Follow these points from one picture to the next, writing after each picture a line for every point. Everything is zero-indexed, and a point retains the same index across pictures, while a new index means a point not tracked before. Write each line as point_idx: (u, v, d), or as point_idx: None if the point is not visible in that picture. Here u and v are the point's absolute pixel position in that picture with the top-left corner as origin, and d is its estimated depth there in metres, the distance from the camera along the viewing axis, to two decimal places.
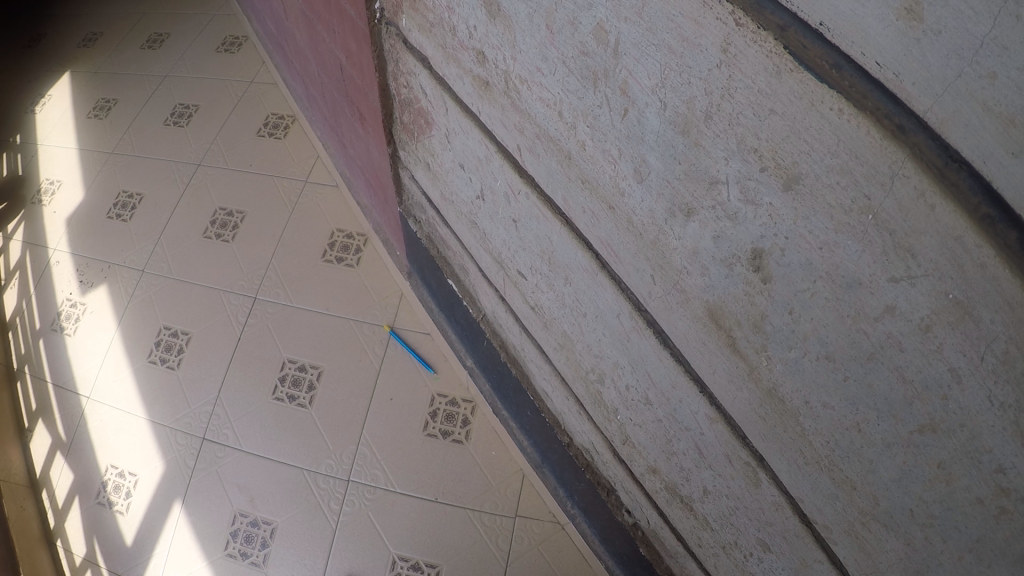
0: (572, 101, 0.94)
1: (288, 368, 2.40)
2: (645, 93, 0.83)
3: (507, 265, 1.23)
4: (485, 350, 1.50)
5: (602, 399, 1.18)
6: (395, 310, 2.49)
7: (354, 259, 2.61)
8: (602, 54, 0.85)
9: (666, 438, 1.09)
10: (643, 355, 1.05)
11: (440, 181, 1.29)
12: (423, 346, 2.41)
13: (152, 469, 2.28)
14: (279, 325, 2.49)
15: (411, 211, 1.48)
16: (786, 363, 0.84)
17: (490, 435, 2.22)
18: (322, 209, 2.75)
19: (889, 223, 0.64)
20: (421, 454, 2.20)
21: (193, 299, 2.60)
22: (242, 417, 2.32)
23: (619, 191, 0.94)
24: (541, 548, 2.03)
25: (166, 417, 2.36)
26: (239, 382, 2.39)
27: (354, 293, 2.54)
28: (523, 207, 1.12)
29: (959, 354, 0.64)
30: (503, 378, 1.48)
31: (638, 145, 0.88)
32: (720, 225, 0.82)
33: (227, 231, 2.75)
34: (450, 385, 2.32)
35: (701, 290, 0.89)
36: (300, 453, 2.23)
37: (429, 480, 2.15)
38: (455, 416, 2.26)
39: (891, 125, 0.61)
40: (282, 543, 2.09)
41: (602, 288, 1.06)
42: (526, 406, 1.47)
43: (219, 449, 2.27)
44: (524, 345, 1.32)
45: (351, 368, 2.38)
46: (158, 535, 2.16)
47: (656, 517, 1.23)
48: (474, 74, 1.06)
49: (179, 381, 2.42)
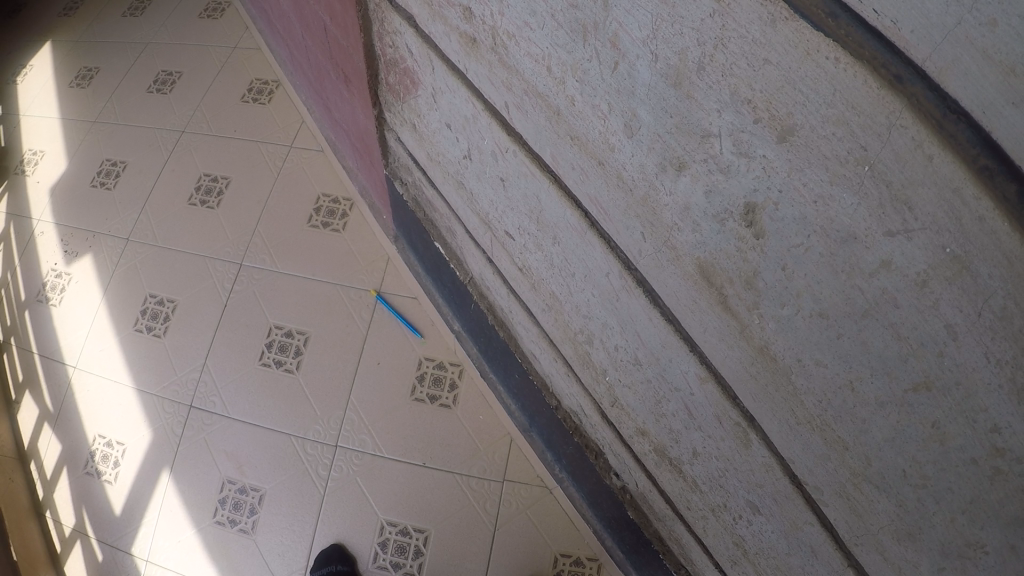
0: (561, 56, 0.91)
1: (275, 334, 2.38)
2: (637, 45, 0.80)
3: (496, 224, 1.20)
4: (472, 313, 1.47)
5: (592, 360, 1.16)
6: (381, 275, 2.46)
7: (340, 224, 2.58)
8: (591, 6, 0.82)
9: (656, 399, 1.07)
10: (632, 314, 1.03)
11: (427, 143, 1.26)
12: (410, 310, 2.38)
13: (140, 437, 2.27)
14: (265, 291, 2.47)
15: (397, 173, 1.45)
16: (778, 321, 0.82)
17: (477, 397, 2.21)
18: (307, 174, 2.71)
19: (885, 174, 0.62)
20: (409, 419, 2.19)
21: (179, 267, 2.57)
22: (229, 384, 2.31)
23: (610, 147, 0.92)
24: (529, 513, 2.02)
25: (153, 385, 2.35)
26: (227, 349, 2.37)
27: (341, 257, 2.51)
28: (512, 167, 1.09)
29: (956, 310, 0.62)
30: (489, 342, 1.45)
31: (629, 99, 0.85)
32: (712, 178, 0.80)
33: (211, 198, 2.72)
34: (436, 349, 2.31)
35: (693, 246, 0.87)
36: (287, 419, 2.22)
37: (417, 445, 2.14)
38: (442, 380, 2.24)
39: (889, 75, 0.59)
40: (271, 510, 2.09)
41: (591, 247, 1.04)
42: (514, 368, 1.43)
43: (207, 416, 2.26)
44: (511, 307, 1.29)
45: (338, 333, 2.36)
46: (147, 502, 2.16)
47: (645, 480, 1.22)
48: (461, 31, 1.03)
49: (165, 349, 2.41)
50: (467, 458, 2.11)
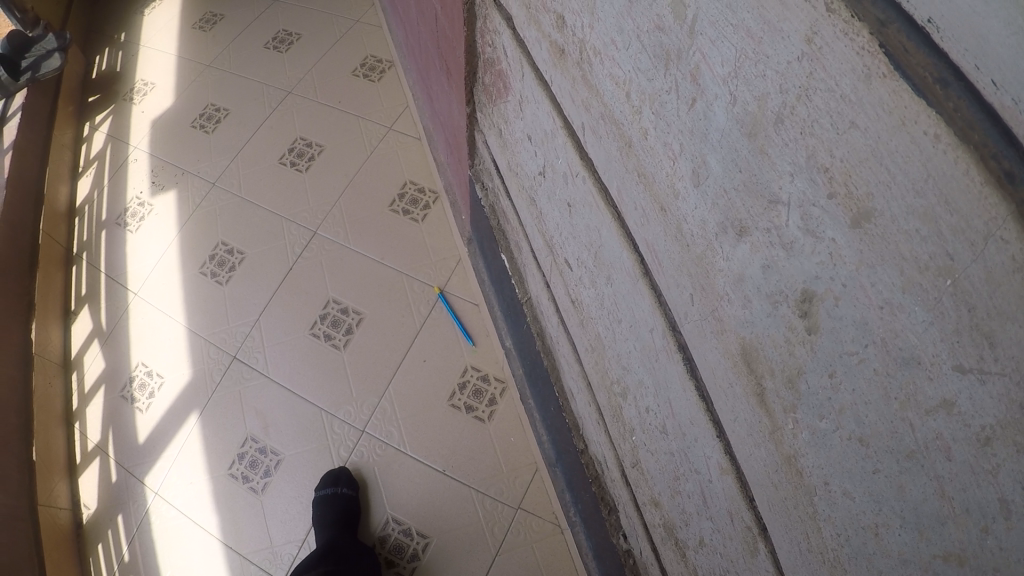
0: (642, 83, 0.78)
1: (332, 308, 2.38)
2: (716, 83, 0.65)
3: (557, 250, 1.11)
4: (524, 332, 1.38)
5: (622, 414, 1.04)
6: (448, 275, 2.40)
7: (419, 213, 2.54)
8: (677, 30, 0.68)
9: (675, 474, 0.95)
10: (668, 378, 0.90)
11: (509, 152, 1.21)
12: (469, 316, 2.30)
13: (180, 375, 2.34)
14: (332, 263, 2.48)
15: (480, 177, 1.40)
16: (812, 433, 0.68)
17: (509, 421, 2.10)
18: (400, 158, 2.70)
19: (969, 296, 0.42)
20: (439, 423, 2.12)
21: (260, 222, 2.63)
22: (277, 343, 2.34)
23: (675, 193, 0.78)
24: (534, 548, 1.91)
25: (203, 329, 2.41)
26: (282, 311, 2.40)
27: (414, 247, 2.47)
28: (580, 193, 1.00)
29: (1017, 484, 0.44)
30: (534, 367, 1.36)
31: (701, 143, 0.70)
32: (773, 252, 0.65)
33: (302, 162, 2.77)
34: (483, 361, 2.22)
35: (739, 323, 0.73)
36: (318, 390, 2.22)
37: (441, 450, 2.07)
38: (482, 393, 2.15)
39: (997, 170, 0.38)
40: (286, 477, 2.11)
41: (641, 297, 0.91)
42: (552, 400, 1.32)
43: (247, 371, 2.30)
44: (559, 337, 1.20)
45: (393, 318, 2.33)
46: (172, 438, 2.22)
47: (649, 554, 1.09)
48: (553, 40, 0.95)
49: (224, 296, 2.47)
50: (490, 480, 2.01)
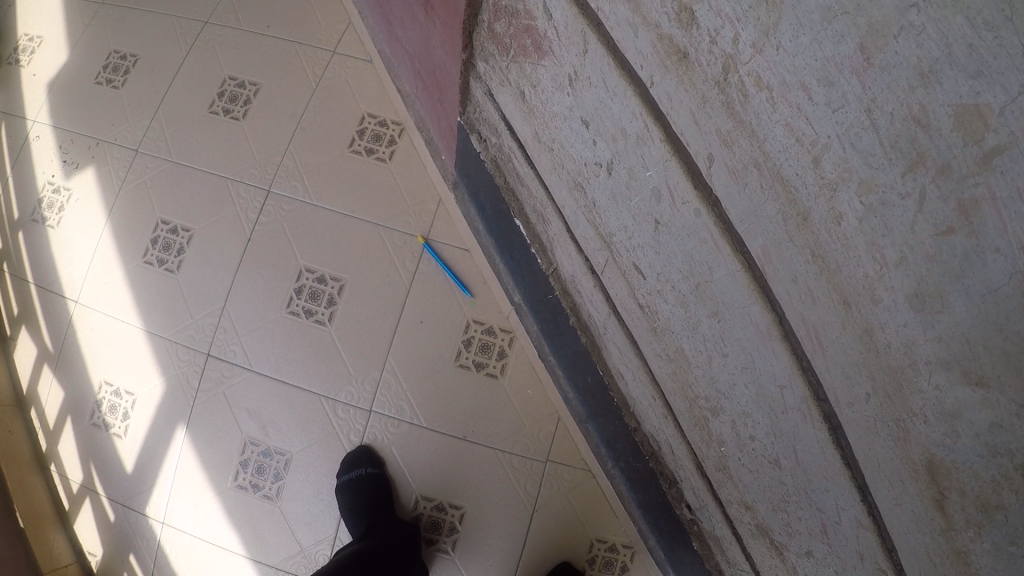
0: (847, 161, 0.54)
1: (305, 279, 1.64)
2: (1004, 234, 0.46)
3: (615, 250, 0.95)
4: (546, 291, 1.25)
5: (708, 426, 0.99)
6: (431, 220, 1.66)
7: (386, 151, 1.73)
8: (954, 144, 0.45)
9: (782, 497, 0.93)
10: (796, 431, 0.82)
11: (538, 121, 0.98)
12: (457, 263, 1.62)
13: (154, 384, 1.64)
14: (296, 225, 1.68)
15: (476, 126, 1.19)
16: (1000, 552, 0.64)
17: (529, 376, 1.56)
18: (352, 88, 1.79)
19: None
20: (449, 395, 1.55)
21: (193, 183, 1.75)
22: (249, 334, 1.62)
23: (874, 299, 0.60)
24: (571, 498, 1.50)
25: (164, 327, 1.66)
26: (251, 274, 1.66)
27: (382, 193, 1.69)
28: (671, 211, 0.79)
29: None
30: (560, 330, 1.26)
31: (947, 279, 0.52)
32: (1012, 412, 0.54)
33: (237, 107, 1.81)
34: (485, 311, 1.59)
35: (932, 443, 0.64)
36: (296, 371, 1.59)
37: (456, 417, 1.54)
38: (490, 346, 1.57)
39: None
40: (300, 477, 1.55)
41: (773, 354, 0.77)
42: (589, 367, 1.25)
43: (225, 366, 1.62)
44: (608, 325, 1.09)
45: (362, 255, 1.65)
46: (162, 454, 1.60)
47: (726, 533, 1.14)
48: (666, 34, 0.65)
49: (181, 287, 1.68)
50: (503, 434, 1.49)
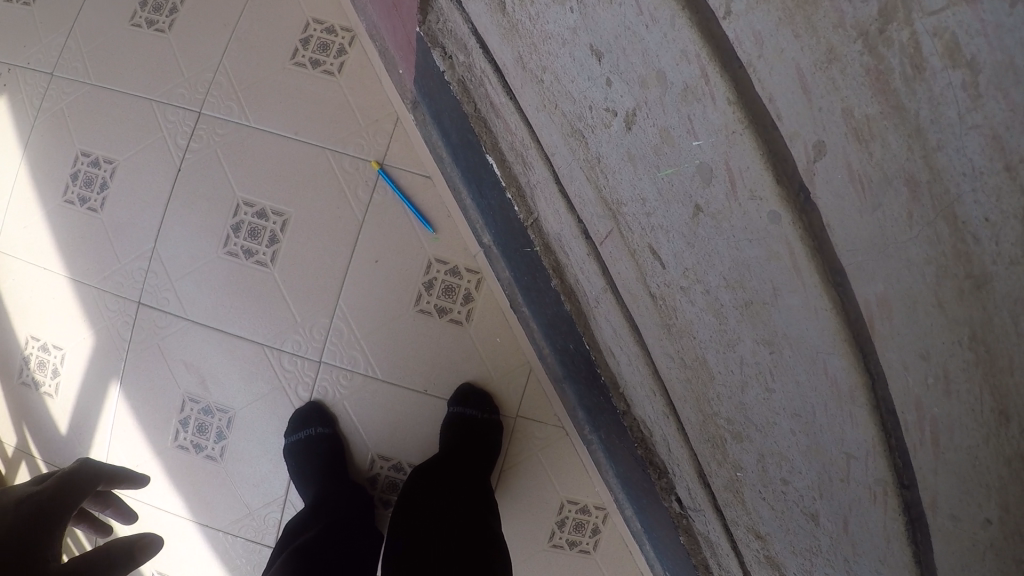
0: None
1: (243, 214, 1.31)
2: None
3: (622, 227, 0.68)
4: (520, 241, 0.99)
5: (726, 449, 0.79)
6: (389, 140, 1.28)
7: (335, 62, 1.32)
8: None
9: (812, 549, 0.74)
10: (858, 501, 0.61)
11: (521, 36, 0.67)
12: (415, 191, 1.26)
13: (82, 338, 1.36)
14: (237, 150, 1.32)
15: (438, 37, 0.88)
16: None
17: (500, 324, 1.26)
18: None
19: None
20: (408, 348, 1.26)
21: (115, 107, 1.38)
22: (182, 280, 1.32)
23: None
24: (536, 451, 1.34)
25: (92, 278, 1.36)
26: (188, 204, 1.33)
27: (331, 114, 1.30)
28: (723, 203, 0.51)
29: None
30: (539, 287, 1.02)
31: None
32: None
33: (162, 18, 1.39)
34: (451, 248, 1.26)
35: None
36: (233, 321, 1.30)
37: (417, 364, 1.27)
38: (457, 291, 1.26)
39: None
40: (245, 438, 1.30)
41: (847, 411, 0.55)
42: (567, 331, 1.02)
43: (160, 317, 1.33)
44: (601, 300, 0.84)
45: (311, 178, 1.30)
46: (97, 414, 1.35)
47: (722, 539, 0.98)
48: None
49: (105, 228, 1.36)
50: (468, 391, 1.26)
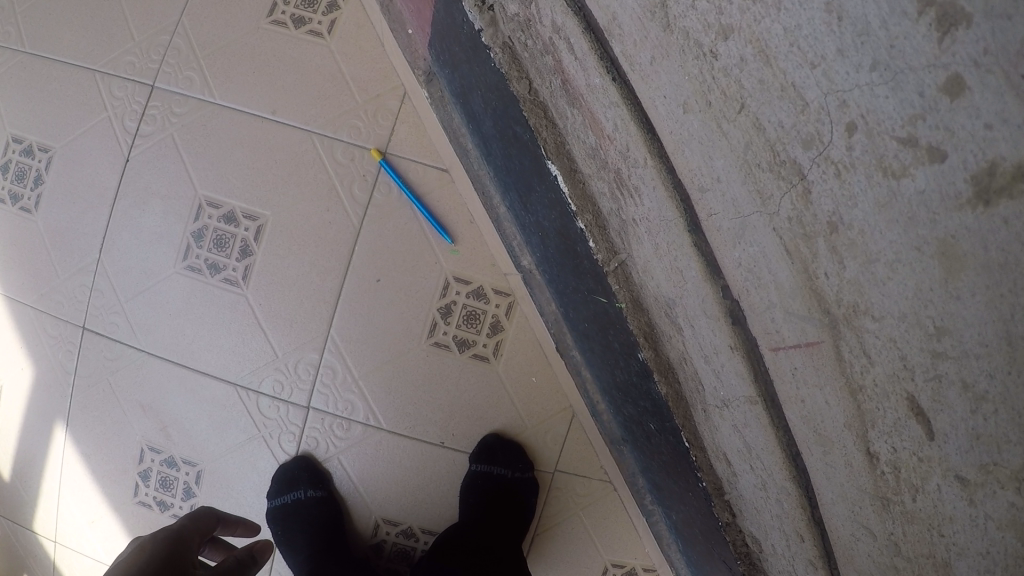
0: None
1: (207, 218, 0.99)
2: None
3: (846, 345, 0.39)
4: (578, 281, 0.64)
5: None
6: (394, 122, 0.95)
7: (324, 20, 0.99)
8: None
9: None
10: None
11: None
12: (429, 187, 0.94)
13: (18, 371, 1.07)
14: (201, 135, 1.00)
15: None
16: None
17: (536, 362, 0.94)
18: None
19: None
20: (418, 395, 0.95)
21: (51, 80, 1.06)
22: (134, 301, 1.03)
23: None
24: (580, 513, 0.99)
25: (26, 297, 1.06)
26: (141, 203, 1.02)
27: (316, 86, 0.97)
28: None
29: None
30: (605, 344, 0.68)
31: None
32: None
33: None
34: (474, 264, 0.94)
35: None
36: (197, 356, 1.01)
37: (430, 413, 0.96)
38: (481, 321, 0.94)
39: None
40: (218, 498, 1.02)
41: None
42: (644, 408, 0.69)
43: (108, 347, 1.04)
44: (733, 404, 0.51)
45: (293, 171, 0.97)
46: (42, 460, 1.08)
47: None
48: None
49: (42, 234, 1.05)
50: (495, 445, 0.95)
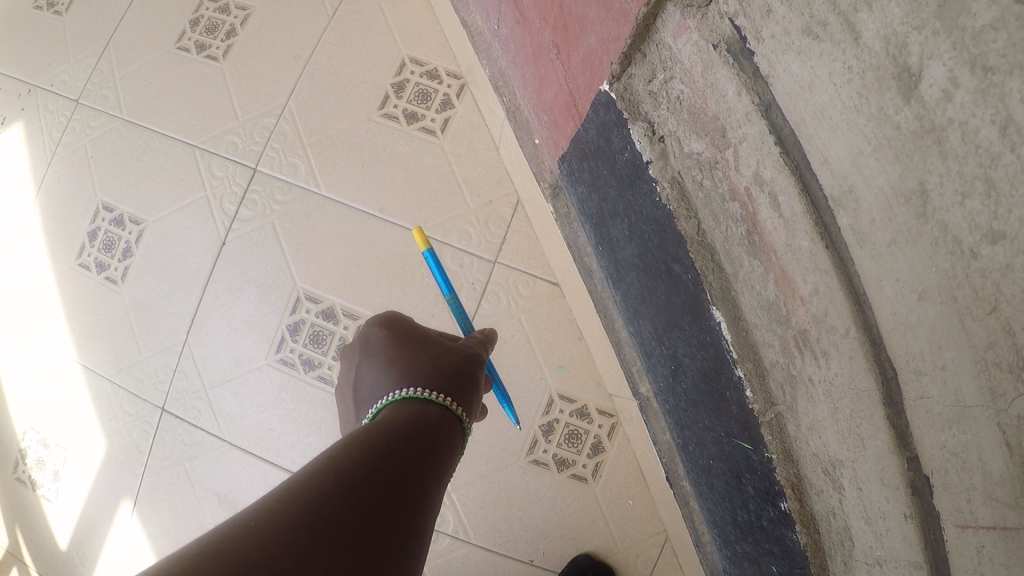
0: None
1: (305, 312, 1.13)
2: None
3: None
4: (714, 422, 0.68)
5: None
6: (505, 231, 1.07)
7: (437, 119, 1.16)
8: None
9: None
10: None
11: (928, 143, 0.32)
12: (539, 300, 1.05)
13: (89, 442, 1.20)
14: (305, 229, 1.15)
15: (654, 107, 0.55)
16: None
17: (634, 483, 1.01)
18: (391, 26, 1.24)
19: None
20: (514, 508, 1.02)
21: (160, 164, 1.26)
22: (220, 388, 1.15)
23: None
24: None
25: (105, 364, 1.21)
26: (234, 285, 1.17)
27: (428, 189, 1.12)
28: None
29: None
30: (733, 477, 0.71)
31: None
32: None
33: (218, 41, 1.31)
34: (580, 381, 1.03)
35: None
36: (274, 446, 1.12)
37: (522, 530, 1.02)
38: (582, 440, 1.02)
39: None
40: None
41: None
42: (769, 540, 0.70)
43: (190, 433, 1.16)
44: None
45: (398, 275, 1.11)
46: (103, 531, 1.18)
47: None
48: None
49: (128, 308, 1.22)
50: (587, 565, 0.98)
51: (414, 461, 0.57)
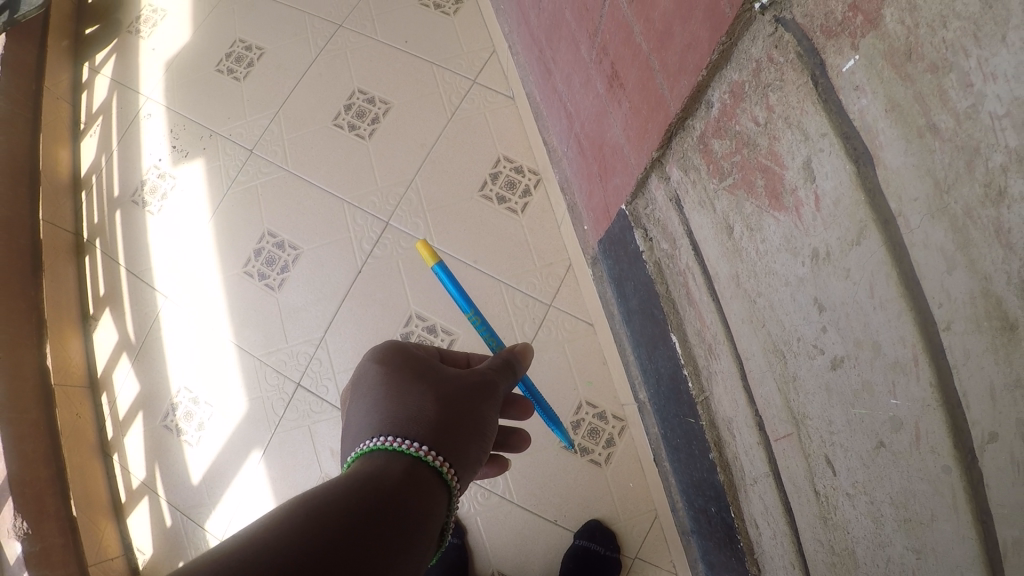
0: None
1: (414, 325, 1.62)
2: None
3: (801, 434, 0.77)
4: (677, 409, 1.15)
5: None
6: (558, 285, 1.56)
7: (518, 203, 1.66)
8: None
9: None
10: None
11: (740, 258, 0.79)
12: (578, 336, 1.52)
13: (234, 403, 1.67)
14: (419, 269, 1.65)
15: (646, 222, 1.03)
16: None
17: (633, 469, 1.45)
18: (490, 132, 1.75)
19: None
20: (547, 480, 1.47)
21: (315, 210, 1.77)
22: (345, 371, 1.63)
23: None
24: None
25: (256, 347, 1.70)
26: (363, 302, 1.66)
27: (509, 250, 1.61)
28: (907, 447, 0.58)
29: None
30: (688, 447, 1.17)
31: None
32: None
33: (363, 124, 1.83)
34: (602, 394, 1.49)
35: None
36: None
37: (551, 497, 1.46)
38: (599, 434, 1.47)
39: None
40: None
41: None
42: (706, 485, 1.14)
43: (316, 403, 1.63)
44: (758, 482, 0.94)
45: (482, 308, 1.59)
46: (234, 469, 1.63)
47: None
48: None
49: (280, 308, 1.71)
50: (596, 527, 1.41)
51: (396, 489, 0.70)
